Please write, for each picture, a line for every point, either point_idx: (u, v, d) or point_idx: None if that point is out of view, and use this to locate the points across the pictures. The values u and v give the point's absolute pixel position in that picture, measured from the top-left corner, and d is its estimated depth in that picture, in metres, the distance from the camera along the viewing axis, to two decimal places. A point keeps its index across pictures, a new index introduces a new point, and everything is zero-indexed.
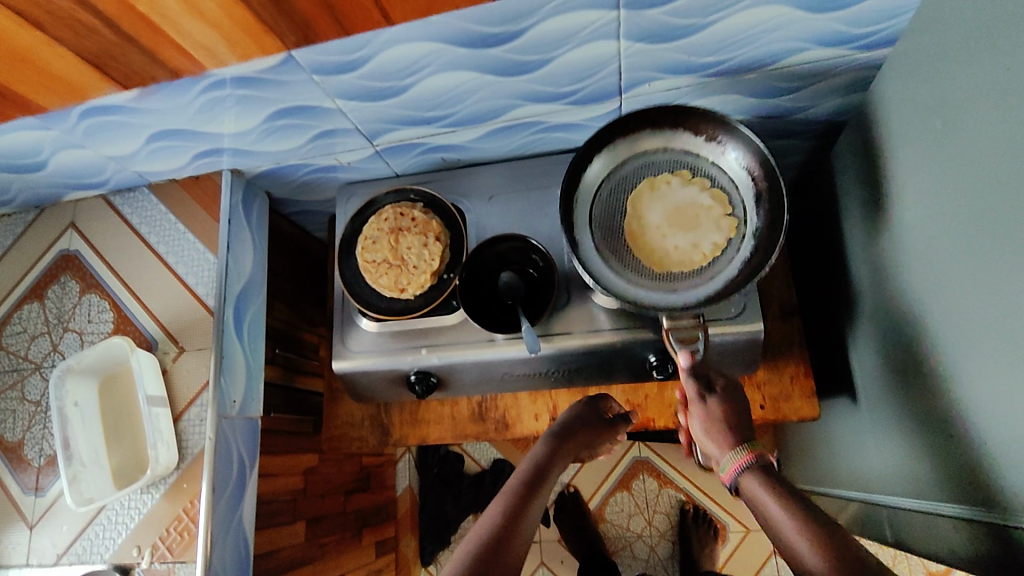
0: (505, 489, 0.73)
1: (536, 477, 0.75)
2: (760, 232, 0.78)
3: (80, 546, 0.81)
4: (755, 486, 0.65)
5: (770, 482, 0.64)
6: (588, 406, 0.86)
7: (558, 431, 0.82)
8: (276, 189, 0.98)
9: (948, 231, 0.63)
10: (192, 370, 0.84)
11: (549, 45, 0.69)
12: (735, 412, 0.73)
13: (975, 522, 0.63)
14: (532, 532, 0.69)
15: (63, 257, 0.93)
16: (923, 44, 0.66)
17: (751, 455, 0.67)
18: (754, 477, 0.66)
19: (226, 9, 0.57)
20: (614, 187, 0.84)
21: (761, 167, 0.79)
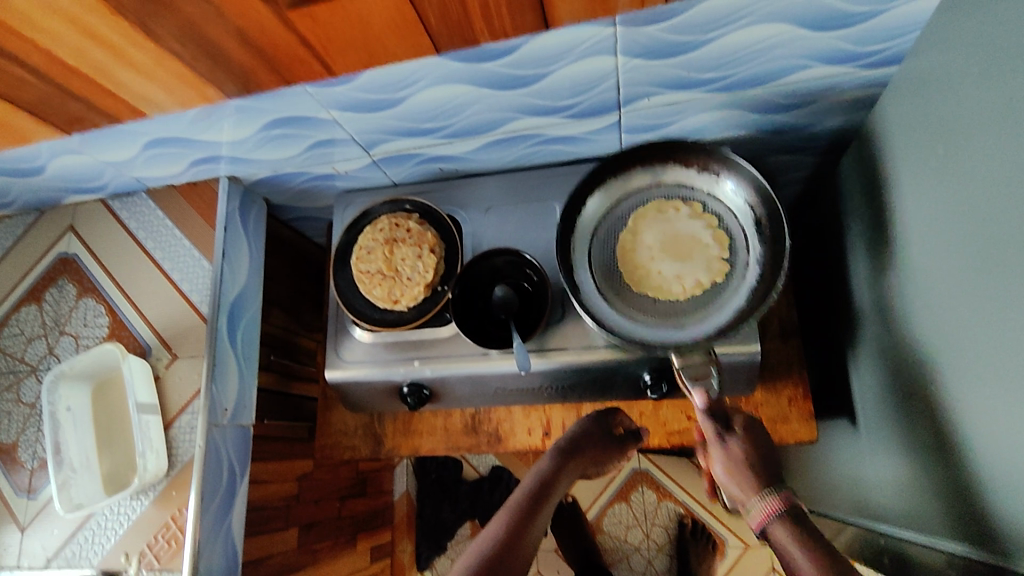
0: (509, 501, 0.79)
1: (541, 492, 0.80)
2: (762, 257, 0.78)
3: (70, 550, 0.81)
4: (783, 534, 0.66)
5: (800, 533, 0.65)
6: (602, 423, 0.89)
7: (566, 447, 0.85)
8: (274, 195, 0.98)
9: (953, 259, 0.61)
10: (185, 378, 0.84)
11: (546, 60, 0.68)
12: (755, 452, 0.74)
13: (971, 560, 0.62)
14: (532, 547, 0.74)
15: (61, 260, 0.93)
16: (929, 65, 0.64)
17: (782, 501, 0.68)
18: (783, 523, 0.67)
19: (214, 24, 0.57)
20: (611, 225, 0.85)
21: (756, 201, 0.79)
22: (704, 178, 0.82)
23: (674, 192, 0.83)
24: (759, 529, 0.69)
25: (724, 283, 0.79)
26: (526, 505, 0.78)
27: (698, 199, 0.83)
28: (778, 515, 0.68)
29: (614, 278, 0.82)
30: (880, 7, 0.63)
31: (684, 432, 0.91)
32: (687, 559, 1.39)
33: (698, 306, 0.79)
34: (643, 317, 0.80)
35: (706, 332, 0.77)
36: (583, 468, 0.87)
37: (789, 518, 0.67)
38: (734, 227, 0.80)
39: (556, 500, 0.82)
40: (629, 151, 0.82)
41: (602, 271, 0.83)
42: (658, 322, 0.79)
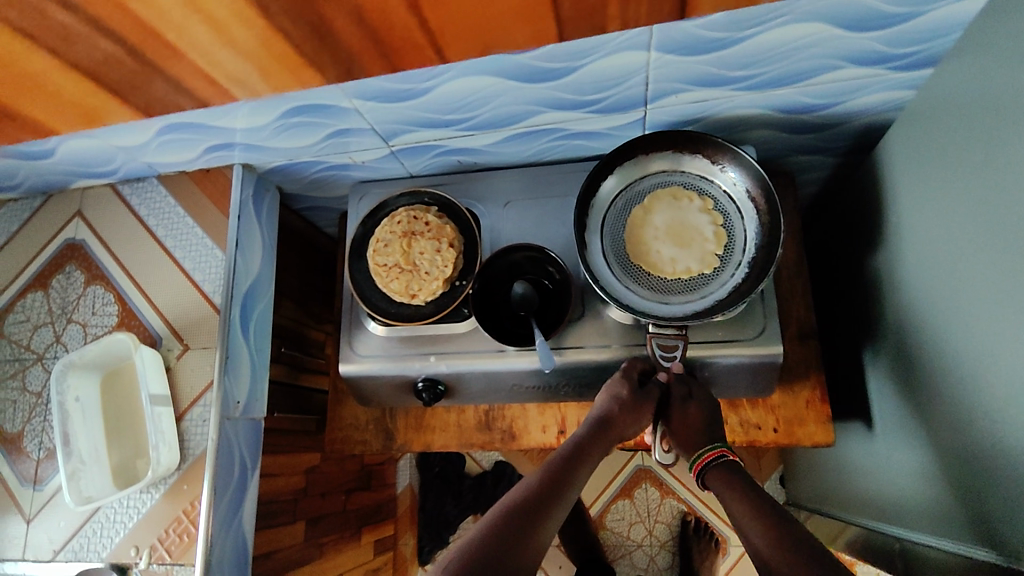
0: (521, 487, 0.70)
1: (569, 460, 0.74)
2: (755, 250, 0.78)
3: (77, 543, 0.80)
4: (715, 478, 0.74)
5: (728, 481, 0.72)
6: (634, 396, 0.78)
7: (600, 418, 0.78)
8: (288, 184, 0.96)
9: (987, 267, 0.60)
10: (197, 370, 0.82)
11: (577, 54, 0.67)
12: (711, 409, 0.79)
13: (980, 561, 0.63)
14: (547, 539, 0.66)
15: (68, 246, 0.91)
16: (967, 69, 0.63)
17: (718, 452, 0.76)
18: (718, 474, 0.74)
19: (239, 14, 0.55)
20: (626, 202, 0.84)
21: (757, 190, 0.79)
22: (724, 176, 0.81)
23: (695, 183, 0.82)
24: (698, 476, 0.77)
25: (713, 277, 0.78)
26: (536, 500, 0.68)
27: (715, 195, 0.81)
28: (713, 466, 0.75)
29: (619, 250, 0.82)
30: (920, 9, 0.62)
31: None
32: (689, 555, 1.38)
33: (685, 291, 0.79)
34: (632, 288, 0.79)
35: (686, 312, 0.77)
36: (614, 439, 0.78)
37: (723, 468, 0.74)
38: (735, 225, 0.80)
39: (586, 475, 0.75)
40: (672, 133, 0.80)
41: (611, 248, 0.82)
42: (645, 294, 0.79)
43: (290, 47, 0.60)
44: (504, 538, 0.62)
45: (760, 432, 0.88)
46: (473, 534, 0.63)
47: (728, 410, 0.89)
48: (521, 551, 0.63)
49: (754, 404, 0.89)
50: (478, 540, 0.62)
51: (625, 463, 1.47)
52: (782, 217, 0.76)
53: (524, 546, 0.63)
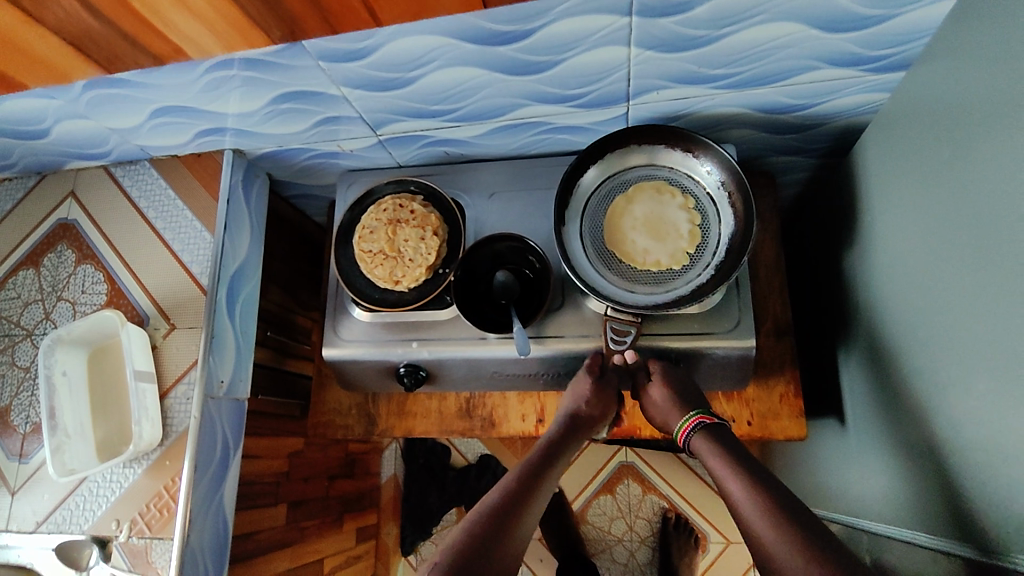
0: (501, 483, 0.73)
1: (546, 455, 0.78)
2: (727, 251, 0.79)
3: (60, 515, 0.81)
4: (708, 449, 0.72)
5: (725, 454, 0.70)
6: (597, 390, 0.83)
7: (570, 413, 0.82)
8: (278, 171, 0.97)
9: (955, 261, 0.62)
10: (182, 349, 0.84)
11: (560, 47, 0.69)
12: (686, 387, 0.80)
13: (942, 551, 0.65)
14: (529, 532, 0.69)
15: (61, 225, 0.93)
16: (937, 71, 0.65)
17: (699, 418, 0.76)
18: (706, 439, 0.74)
19: None
20: (610, 189, 0.85)
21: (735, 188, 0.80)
22: (707, 176, 0.82)
23: (680, 181, 0.84)
24: (685, 444, 0.77)
25: (681, 273, 0.80)
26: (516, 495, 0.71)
27: (697, 194, 0.83)
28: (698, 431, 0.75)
29: (597, 235, 0.84)
30: (891, 12, 0.64)
31: None
32: (669, 552, 1.40)
33: (653, 281, 0.81)
34: (604, 273, 0.82)
35: (651, 303, 0.79)
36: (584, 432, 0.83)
37: (712, 434, 0.74)
38: (710, 226, 0.82)
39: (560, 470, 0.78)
40: (663, 128, 0.81)
41: (590, 236, 0.84)
42: (615, 278, 0.81)
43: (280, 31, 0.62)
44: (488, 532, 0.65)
45: (735, 425, 0.89)
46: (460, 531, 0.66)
47: None
48: (505, 546, 0.65)
49: (729, 397, 0.90)
50: (465, 537, 0.65)
51: (608, 459, 1.49)
52: (755, 215, 0.77)
53: (508, 541, 0.66)
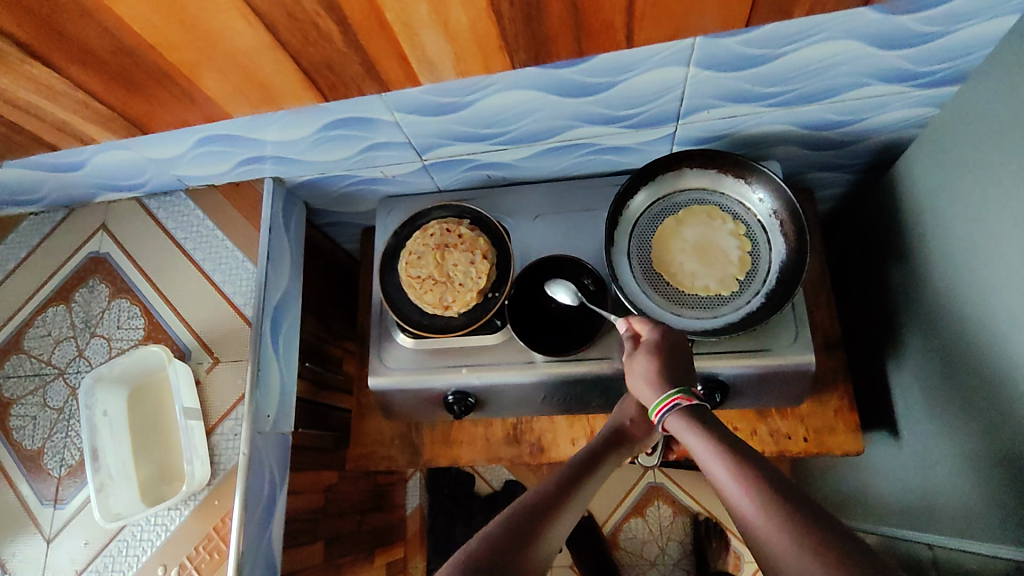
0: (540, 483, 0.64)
1: (586, 466, 0.68)
2: (778, 279, 0.79)
3: (101, 563, 0.78)
4: (695, 440, 0.60)
5: (713, 439, 0.58)
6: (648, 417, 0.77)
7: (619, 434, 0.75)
8: (315, 198, 0.96)
9: (1023, 272, 0.62)
10: (227, 383, 0.81)
11: (619, 68, 0.69)
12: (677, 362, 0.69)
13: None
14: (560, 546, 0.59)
15: (92, 259, 0.90)
16: (993, 86, 0.66)
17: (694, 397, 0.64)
18: (684, 415, 0.63)
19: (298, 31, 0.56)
20: (660, 210, 0.86)
21: (783, 210, 0.80)
22: (760, 204, 0.82)
23: (733, 208, 0.84)
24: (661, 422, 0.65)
25: (729, 299, 0.80)
26: (555, 497, 0.62)
27: (749, 221, 0.83)
28: (683, 406, 0.63)
29: (645, 254, 0.84)
30: (947, 29, 0.65)
31: None
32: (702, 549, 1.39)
33: (699, 304, 0.80)
34: (649, 293, 0.81)
35: (696, 327, 0.78)
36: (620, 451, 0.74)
37: (691, 411, 0.63)
38: (759, 255, 0.81)
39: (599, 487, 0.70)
40: (719, 154, 0.82)
41: (638, 258, 0.83)
42: (661, 298, 0.81)
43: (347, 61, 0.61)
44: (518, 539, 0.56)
45: (791, 442, 0.88)
46: (486, 534, 0.56)
47: (758, 420, 0.90)
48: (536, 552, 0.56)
49: (782, 414, 0.90)
50: (496, 543, 0.55)
51: (637, 481, 1.47)
52: (808, 233, 0.78)
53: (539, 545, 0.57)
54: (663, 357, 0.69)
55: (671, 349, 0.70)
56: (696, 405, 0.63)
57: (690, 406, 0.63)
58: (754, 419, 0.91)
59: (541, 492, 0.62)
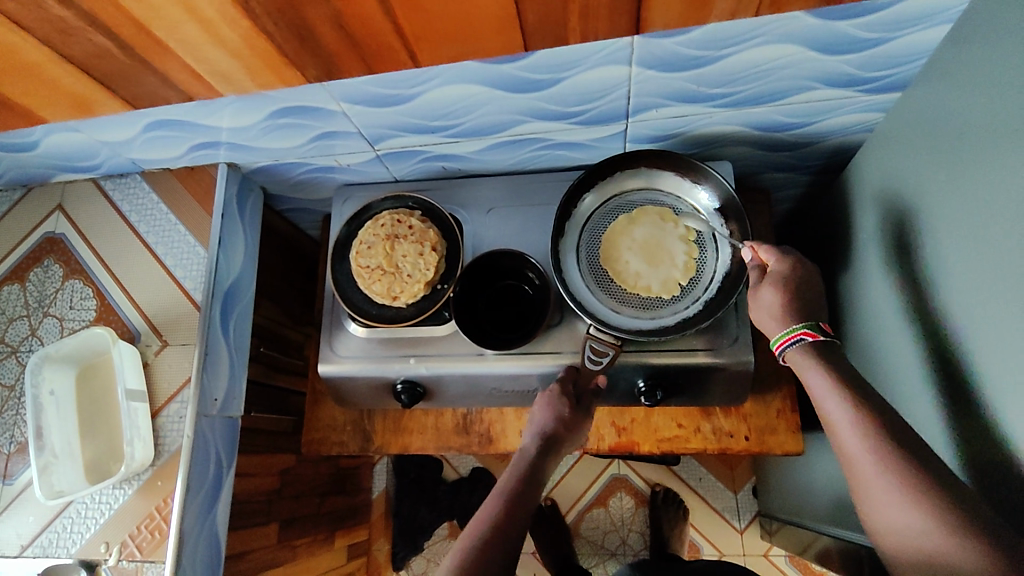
0: (483, 512, 0.68)
1: (531, 478, 0.73)
2: (721, 285, 0.80)
3: (46, 539, 0.79)
4: (814, 376, 0.62)
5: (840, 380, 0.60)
6: (575, 412, 0.78)
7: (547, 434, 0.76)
8: (273, 184, 0.96)
9: (947, 281, 0.62)
10: (175, 366, 0.83)
11: (561, 65, 0.69)
12: (810, 287, 0.69)
13: None
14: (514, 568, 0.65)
15: (48, 239, 0.91)
16: (931, 94, 0.66)
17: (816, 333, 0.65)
18: (809, 351, 0.64)
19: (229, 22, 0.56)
20: (615, 206, 0.85)
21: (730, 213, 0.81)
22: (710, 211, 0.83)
23: (688, 213, 0.83)
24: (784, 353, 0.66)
25: (669, 303, 0.81)
26: (501, 528, 0.66)
27: (700, 225, 0.83)
28: (809, 342, 0.64)
29: (593, 250, 0.84)
30: (887, 35, 0.65)
31: (675, 439, 0.91)
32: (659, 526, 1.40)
33: (641, 303, 0.81)
34: (593, 291, 0.82)
35: (635, 326, 0.79)
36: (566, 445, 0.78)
37: (816, 347, 0.64)
38: (705, 262, 0.81)
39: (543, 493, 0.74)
40: (673, 155, 0.81)
41: (587, 255, 0.84)
42: (604, 295, 0.82)
43: (282, 52, 0.61)
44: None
45: (733, 440, 0.90)
46: None
47: (702, 418, 0.91)
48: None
49: (727, 412, 0.91)
50: None
51: (601, 471, 1.49)
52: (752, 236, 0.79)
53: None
54: (796, 288, 0.68)
55: (799, 276, 0.69)
56: (823, 342, 0.64)
57: (815, 341, 0.64)
58: (699, 416, 0.92)
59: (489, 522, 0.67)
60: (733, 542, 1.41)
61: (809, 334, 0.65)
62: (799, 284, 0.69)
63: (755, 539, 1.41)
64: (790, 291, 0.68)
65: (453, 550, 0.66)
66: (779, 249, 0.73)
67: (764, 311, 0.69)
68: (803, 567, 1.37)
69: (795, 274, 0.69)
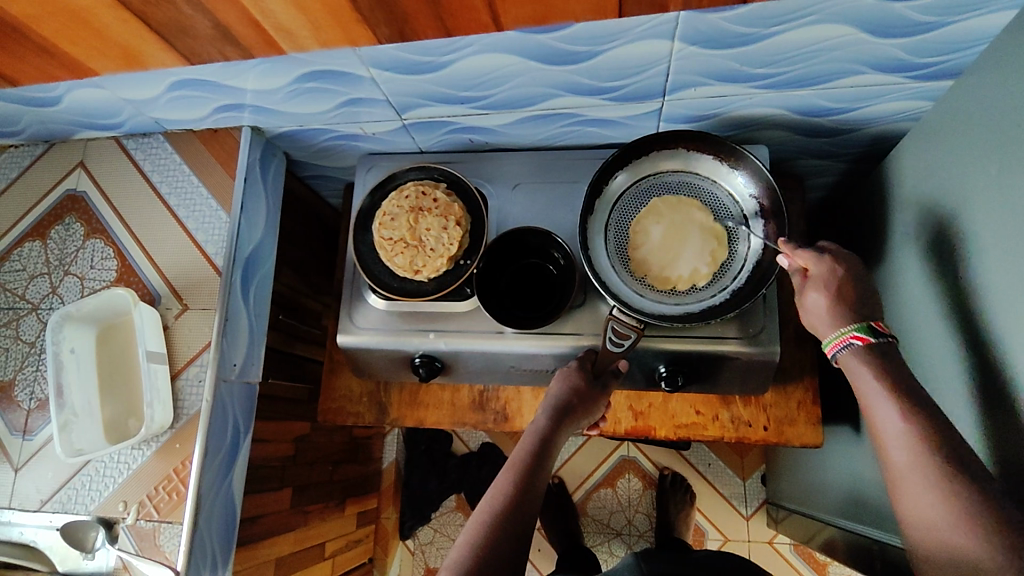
0: (498, 487, 0.68)
1: (543, 452, 0.73)
2: (751, 273, 0.78)
3: (65, 495, 0.80)
4: (862, 373, 0.61)
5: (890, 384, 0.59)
6: (591, 386, 0.77)
7: (561, 405, 0.75)
8: (296, 150, 0.95)
9: (989, 280, 0.60)
10: (194, 330, 0.83)
11: (600, 38, 0.66)
12: (858, 285, 0.66)
13: None
14: (529, 543, 0.65)
15: (69, 197, 0.90)
16: (987, 83, 0.63)
17: (867, 338, 0.62)
18: (859, 354, 0.62)
19: None
20: (650, 186, 0.83)
21: (766, 200, 0.79)
22: (745, 197, 0.80)
23: (723, 199, 0.81)
24: (835, 354, 0.64)
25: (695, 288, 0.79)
26: (517, 502, 0.66)
27: (735, 212, 0.80)
28: (863, 346, 0.62)
29: (622, 230, 0.82)
30: (946, 19, 0.62)
31: (692, 426, 0.91)
32: (665, 508, 1.40)
33: (668, 287, 0.79)
34: (618, 272, 0.80)
35: (659, 310, 0.78)
36: (579, 423, 0.77)
37: (871, 351, 0.62)
38: (737, 250, 0.79)
39: (555, 463, 0.74)
40: (709, 137, 0.79)
41: (615, 236, 0.82)
42: (630, 276, 0.80)
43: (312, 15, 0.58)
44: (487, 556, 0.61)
45: (751, 430, 0.89)
46: (458, 557, 0.62)
47: (720, 406, 0.90)
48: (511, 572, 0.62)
49: (746, 402, 0.90)
50: (467, 567, 0.60)
51: (611, 452, 1.49)
52: (787, 224, 0.76)
53: (514, 566, 0.62)
54: (843, 290, 0.65)
55: (842, 277, 0.66)
56: (875, 344, 0.62)
57: (868, 344, 0.62)
58: (717, 404, 0.91)
59: (503, 498, 0.67)
60: (739, 528, 1.42)
61: (864, 337, 0.62)
62: (845, 285, 0.66)
63: (761, 527, 1.41)
64: (836, 297, 0.65)
65: (466, 526, 0.66)
66: (815, 251, 0.69)
67: (816, 317, 0.67)
68: (808, 558, 1.38)
69: (842, 275, 0.66)
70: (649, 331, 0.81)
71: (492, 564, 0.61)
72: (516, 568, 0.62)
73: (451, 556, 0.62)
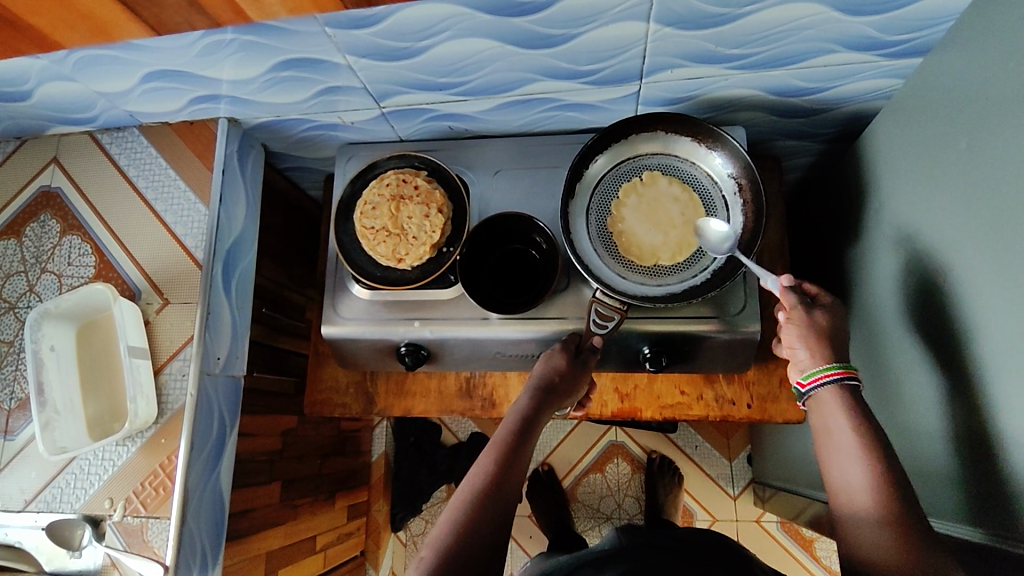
0: (479, 467, 0.68)
1: (526, 432, 0.73)
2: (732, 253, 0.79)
3: (49, 494, 0.80)
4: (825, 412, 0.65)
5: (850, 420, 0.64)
6: (575, 366, 0.77)
7: (544, 385, 0.75)
8: (274, 142, 0.94)
9: (964, 251, 0.61)
10: (176, 325, 0.82)
11: (575, 20, 0.66)
12: None
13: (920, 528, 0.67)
14: (510, 522, 0.66)
15: (43, 194, 0.89)
16: (957, 58, 0.64)
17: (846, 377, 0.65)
18: (834, 394, 0.65)
19: None
20: (630, 170, 0.84)
21: (744, 181, 0.80)
22: (724, 179, 0.81)
23: (702, 181, 0.82)
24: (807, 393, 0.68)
25: (676, 270, 0.80)
26: (500, 481, 0.67)
27: (715, 193, 0.81)
28: (838, 382, 0.65)
29: (603, 215, 0.83)
30: None
31: (678, 406, 0.92)
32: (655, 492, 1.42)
33: (649, 269, 0.80)
34: (600, 256, 0.81)
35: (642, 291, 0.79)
36: (562, 403, 0.78)
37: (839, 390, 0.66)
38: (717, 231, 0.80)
39: (538, 442, 0.74)
40: (687, 120, 0.80)
41: (597, 219, 0.83)
42: (612, 260, 0.81)
43: None
44: (467, 536, 0.62)
45: (734, 408, 0.90)
46: (439, 537, 0.62)
47: (704, 385, 0.91)
48: (494, 548, 0.63)
49: (730, 380, 0.91)
50: (447, 547, 0.61)
51: (599, 436, 1.50)
52: (766, 204, 0.77)
53: (496, 545, 0.63)
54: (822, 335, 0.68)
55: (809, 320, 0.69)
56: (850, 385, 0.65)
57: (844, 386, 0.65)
58: (701, 383, 0.92)
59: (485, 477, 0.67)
60: (726, 508, 1.44)
61: (839, 374, 0.65)
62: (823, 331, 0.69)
63: (748, 506, 1.43)
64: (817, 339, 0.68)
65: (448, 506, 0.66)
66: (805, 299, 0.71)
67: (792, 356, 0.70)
68: (795, 535, 1.40)
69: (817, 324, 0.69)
70: (632, 312, 0.81)
71: (475, 542, 0.62)
72: (498, 547, 0.63)
73: (432, 536, 0.63)
